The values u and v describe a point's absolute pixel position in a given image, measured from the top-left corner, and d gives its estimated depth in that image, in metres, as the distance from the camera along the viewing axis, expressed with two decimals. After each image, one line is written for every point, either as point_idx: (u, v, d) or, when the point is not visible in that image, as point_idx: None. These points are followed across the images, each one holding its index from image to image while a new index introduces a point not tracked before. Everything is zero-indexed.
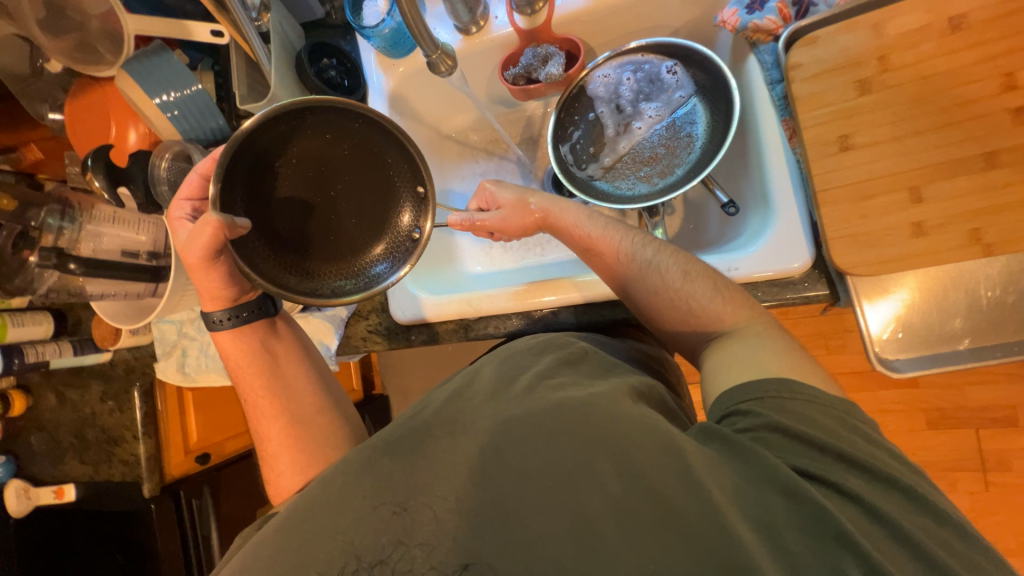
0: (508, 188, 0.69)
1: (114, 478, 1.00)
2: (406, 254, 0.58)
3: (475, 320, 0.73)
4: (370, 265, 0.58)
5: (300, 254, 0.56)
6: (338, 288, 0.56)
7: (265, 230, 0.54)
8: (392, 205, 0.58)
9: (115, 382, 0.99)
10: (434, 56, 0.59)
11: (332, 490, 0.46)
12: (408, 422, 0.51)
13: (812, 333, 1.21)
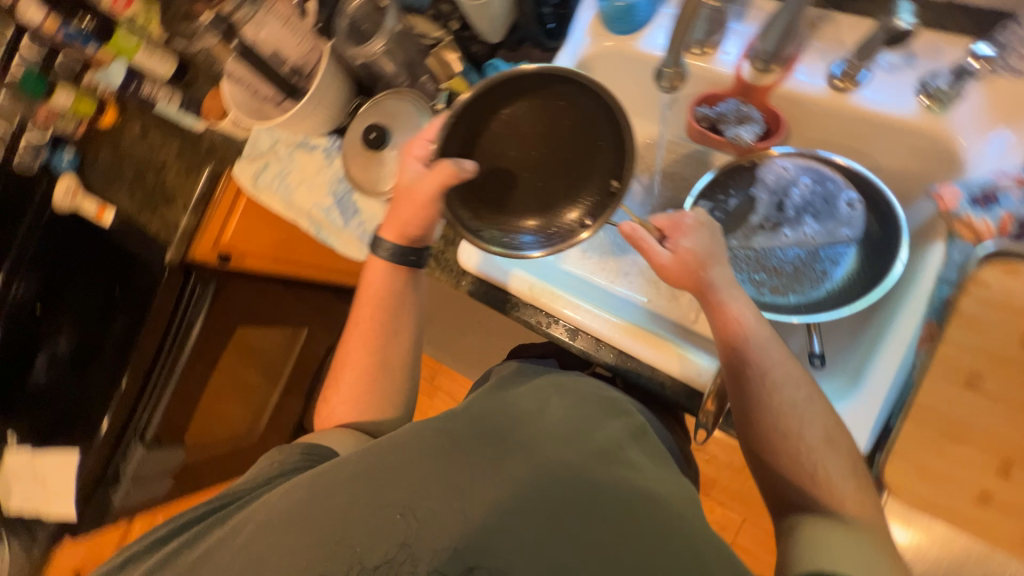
0: (701, 236, 0.60)
1: (149, 228, 1.07)
2: (568, 232, 0.66)
3: (524, 304, 0.74)
4: (528, 229, 0.68)
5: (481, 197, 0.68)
6: (497, 234, 0.67)
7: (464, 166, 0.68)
8: (572, 189, 0.68)
9: (194, 152, 1.05)
10: (667, 70, 0.61)
11: (395, 456, 0.55)
12: (479, 425, 0.59)
13: None
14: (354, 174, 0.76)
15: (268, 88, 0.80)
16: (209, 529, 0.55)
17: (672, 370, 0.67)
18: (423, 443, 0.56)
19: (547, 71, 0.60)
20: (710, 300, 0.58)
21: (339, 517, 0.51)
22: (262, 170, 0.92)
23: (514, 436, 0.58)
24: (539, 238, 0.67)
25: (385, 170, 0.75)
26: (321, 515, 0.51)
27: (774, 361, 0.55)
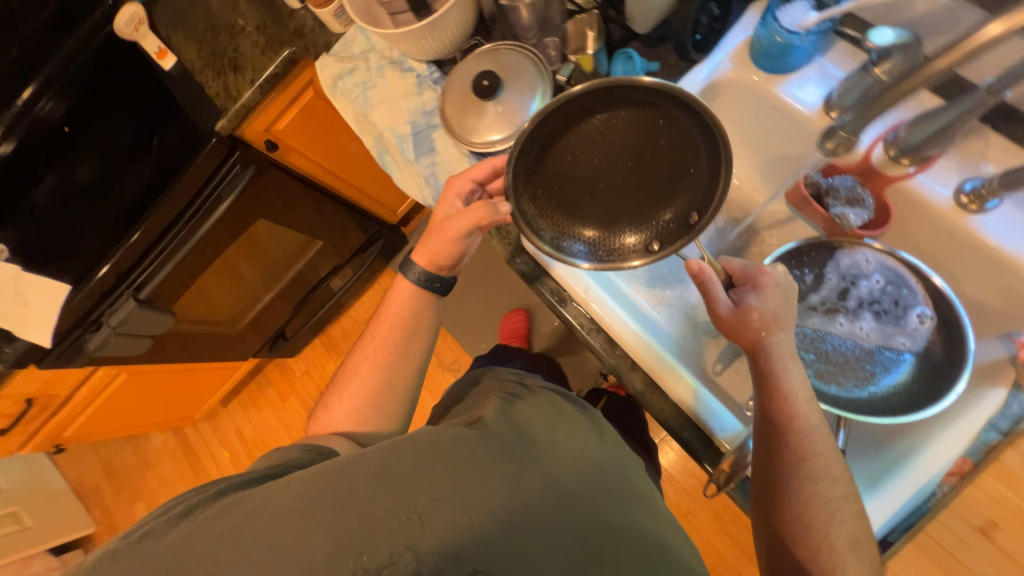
0: (773, 299, 0.58)
1: (206, 90, 1.00)
2: (627, 255, 0.62)
3: (571, 302, 0.73)
4: (589, 238, 0.63)
5: (548, 197, 0.61)
6: (557, 241, 0.62)
7: (540, 162, 0.61)
8: (645, 213, 0.62)
9: (279, 28, 0.97)
10: (842, 137, 0.62)
11: (407, 465, 0.57)
12: (486, 440, 0.62)
13: None
14: (449, 113, 0.71)
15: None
16: (230, 506, 0.54)
17: (702, 420, 0.65)
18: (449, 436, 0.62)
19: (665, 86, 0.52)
20: (763, 365, 0.58)
21: (373, 486, 0.55)
22: (345, 73, 0.88)
23: (525, 454, 0.63)
24: (599, 253, 0.63)
25: (485, 118, 0.68)
26: (358, 487, 0.55)
27: (812, 449, 0.55)
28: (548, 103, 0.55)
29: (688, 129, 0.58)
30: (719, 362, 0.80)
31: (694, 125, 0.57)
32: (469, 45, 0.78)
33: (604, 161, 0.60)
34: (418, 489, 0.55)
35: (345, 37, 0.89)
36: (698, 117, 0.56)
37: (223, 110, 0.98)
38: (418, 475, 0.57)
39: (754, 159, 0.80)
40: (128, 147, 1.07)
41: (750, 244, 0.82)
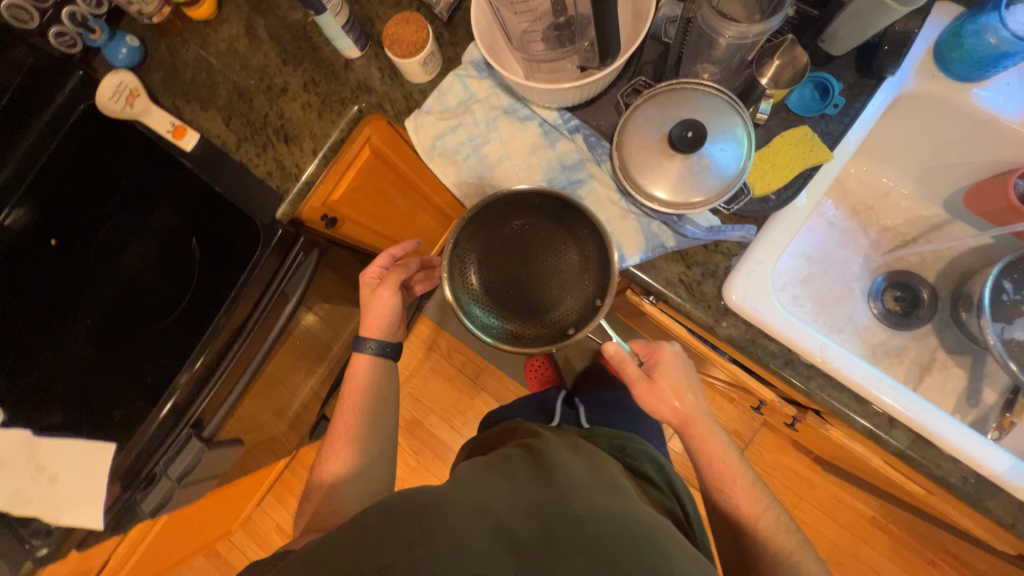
0: (677, 369, 0.68)
1: (252, 168, 0.82)
2: (545, 337, 0.59)
3: (801, 361, 0.64)
4: (514, 321, 0.60)
5: (477, 278, 0.61)
6: (483, 322, 0.60)
7: (466, 253, 0.61)
8: (561, 306, 0.60)
9: (336, 83, 0.80)
10: None
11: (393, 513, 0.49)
12: (513, 499, 0.53)
13: (827, 527, 1.36)
14: (635, 172, 0.61)
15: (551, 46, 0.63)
16: None
17: (978, 462, 0.58)
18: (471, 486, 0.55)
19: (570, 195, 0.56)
20: (695, 430, 0.68)
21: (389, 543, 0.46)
22: (448, 131, 0.74)
23: (530, 487, 0.54)
24: (519, 337, 0.60)
25: (681, 178, 0.59)
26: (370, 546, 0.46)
27: (759, 504, 0.65)
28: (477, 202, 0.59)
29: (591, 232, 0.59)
30: (908, 380, 0.77)
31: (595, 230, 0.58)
32: (618, 86, 0.67)
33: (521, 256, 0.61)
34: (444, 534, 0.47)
35: (437, 88, 0.74)
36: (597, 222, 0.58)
37: (282, 192, 0.81)
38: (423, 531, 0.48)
39: (910, 167, 0.76)
40: (174, 253, 0.93)
41: (910, 257, 0.81)
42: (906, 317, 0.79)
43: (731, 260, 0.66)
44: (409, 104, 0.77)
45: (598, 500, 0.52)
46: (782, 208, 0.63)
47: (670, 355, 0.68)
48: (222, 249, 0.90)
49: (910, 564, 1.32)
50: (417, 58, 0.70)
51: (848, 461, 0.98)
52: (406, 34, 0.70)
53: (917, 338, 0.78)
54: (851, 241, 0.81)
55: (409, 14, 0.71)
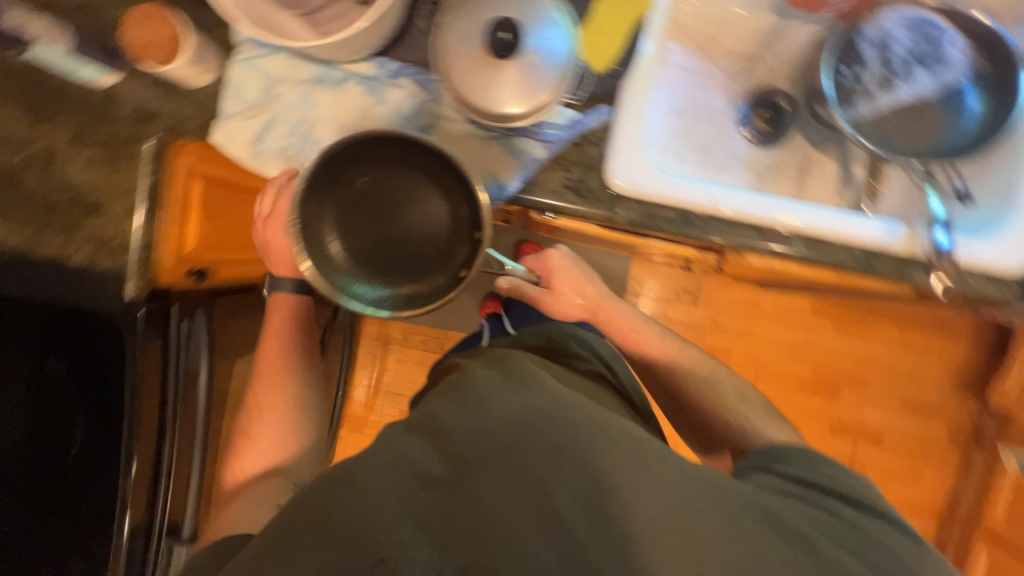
0: (567, 267, 0.82)
1: (81, 258, 0.72)
2: (441, 291, 0.52)
3: (698, 215, 0.66)
4: (400, 288, 0.53)
5: (344, 254, 0.52)
6: (366, 303, 0.52)
7: (319, 230, 0.52)
8: (446, 249, 0.53)
9: (114, 125, 0.68)
10: None
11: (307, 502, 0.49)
12: (442, 425, 0.56)
13: (782, 340, 1.55)
14: (467, 95, 0.56)
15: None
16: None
17: (851, 236, 0.65)
18: (394, 439, 0.55)
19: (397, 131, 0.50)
20: (604, 320, 0.81)
21: (326, 512, 0.48)
22: (263, 129, 0.63)
23: (458, 411, 0.57)
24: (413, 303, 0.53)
25: (517, 84, 0.55)
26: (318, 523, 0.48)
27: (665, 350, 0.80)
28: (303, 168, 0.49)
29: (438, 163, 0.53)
30: (794, 188, 0.82)
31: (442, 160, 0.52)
32: (416, 9, 0.61)
33: (379, 215, 0.53)
34: (368, 493, 0.49)
35: (227, 84, 0.63)
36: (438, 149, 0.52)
37: None
38: (351, 493, 0.49)
39: None
40: None
41: (759, 74, 0.84)
42: (776, 131, 0.83)
43: (602, 146, 0.65)
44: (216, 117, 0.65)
45: (516, 403, 0.57)
46: (626, 75, 0.63)
47: (557, 256, 0.82)
48: (69, 365, 0.72)
49: (850, 329, 1.54)
50: (180, 56, 0.59)
51: (773, 275, 1.08)
52: (151, 34, 0.60)
53: (789, 146, 0.83)
54: (708, 79, 0.82)
55: (144, 7, 0.60)
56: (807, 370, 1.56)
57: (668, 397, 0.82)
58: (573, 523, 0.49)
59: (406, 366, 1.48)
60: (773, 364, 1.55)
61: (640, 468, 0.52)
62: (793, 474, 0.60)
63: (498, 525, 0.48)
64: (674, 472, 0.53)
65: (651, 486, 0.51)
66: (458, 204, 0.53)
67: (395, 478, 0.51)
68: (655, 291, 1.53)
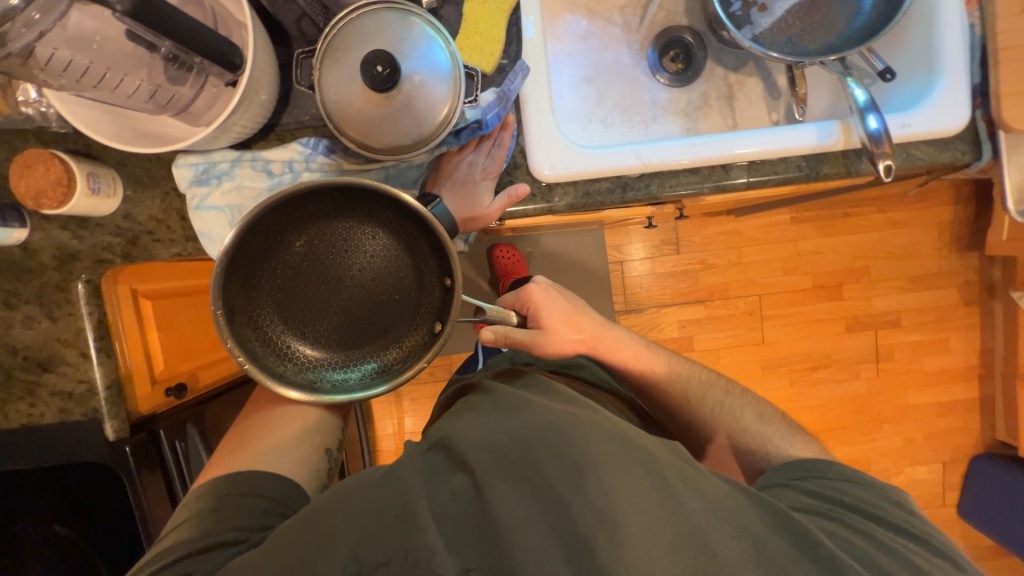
0: (552, 300, 0.77)
1: (36, 418, 0.66)
2: (422, 350, 0.46)
3: (635, 179, 0.65)
4: (373, 356, 0.46)
5: (292, 339, 0.45)
6: (337, 381, 0.45)
7: (259, 318, 0.44)
8: (413, 307, 0.46)
9: (36, 277, 0.64)
10: None
11: (339, 504, 0.52)
12: (452, 440, 0.57)
13: (773, 259, 1.54)
14: (370, 138, 0.55)
15: (181, 89, 0.50)
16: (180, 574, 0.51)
17: (799, 148, 0.64)
18: (413, 457, 0.57)
19: (330, 184, 0.43)
20: (604, 340, 0.79)
21: (334, 527, 0.50)
22: None
23: (479, 424, 0.59)
24: (393, 370, 0.46)
25: (414, 110, 0.54)
26: (324, 533, 0.49)
27: (661, 355, 0.82)
28: (224, 250, 0.42)
29: (388, 211, 0.46)
30: (726, 118, 0.81)
31: (393, 209, 0.45)
32: (290, 66, 0.59)
33: (327, 282, 0.45)
34: (378, 504, 0.51)
35: (199, 236, 0.60)
36: (386, 197, 0.45)
37: (91, 419, 0.67)
38: (360, 506, 0.51)
39: None
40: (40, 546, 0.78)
41: (656, 18, 0.82)
42: (689, 68, 0.82)
43: (519, 143, 0.64)
44: (153, 236, 0.64)
45: (535, 418, 0.59)
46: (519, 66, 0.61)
47: (539, 289, 0.76)
48: (69, 499, 0.74)
49: (835, 227, 1.52)
50: (77, 190, 0.57)
51: (741, 204, 1.06)
52: (43, 179, 0.57)
53: (709, 78, 0.82)
54: (608, 39, 0.80)
55: (25, 155, 0.57)
56: (807, 280, 1.55)
57: (664, 360, 0.82)
58: (586, 532, 0.48)
59: (422, 403, 1.47)
60: (773, 284, 1.54)
61: (651, 484, 0.51)
62: (816, 492, 0.63)
63: (506, 530, 0.48)
64: (695, 491, 0.52)
65: (663, 505, 0.50)
66: (420, 252, 0.47)
67: (413, 484, 0.52)
68: (637, 252, 1.52)
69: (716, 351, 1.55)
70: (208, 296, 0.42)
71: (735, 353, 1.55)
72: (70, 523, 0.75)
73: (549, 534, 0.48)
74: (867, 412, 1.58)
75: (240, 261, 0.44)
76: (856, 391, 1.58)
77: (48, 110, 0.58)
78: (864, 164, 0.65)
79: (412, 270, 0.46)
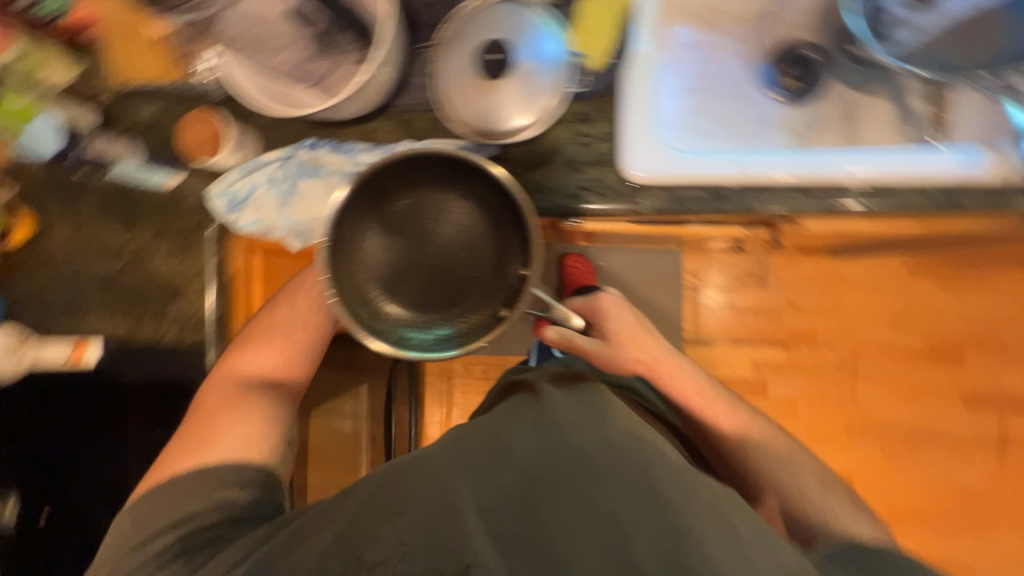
0: (619, 312, 0.82)
1: (160, 337, 0.78)
2: (485, 326, 0.52)
3: (731, 190, 0.62)
4: (439, 321, 0.51)
5: (378, 285, 0.51)
6: (404, 334, 0.51)
7: (353, 260, 0.51)
8: (487, 288, 0.52)
9: (180, 216, 0.76)
10: None
11: (377, 491, 0.54)
12: (499, 448, 0.56)
13: (876, 310, 1.37)
14: (474, 123, 0.58)
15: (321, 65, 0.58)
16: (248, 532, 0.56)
17: (941, 179, 0.58)
18: (462, 443, 0.59)
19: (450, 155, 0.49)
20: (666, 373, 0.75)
21: (368, 512, 0.51)
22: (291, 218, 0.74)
23: (526, 429, 0.59)
24: (455, 338, 0.52)
25: (519, 97, 0.56)
26: (362, 513, 0.52)
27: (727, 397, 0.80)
28: (345, 194, 0.50)
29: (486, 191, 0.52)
30: (843, 140, 0.75)
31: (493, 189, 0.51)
32: (410, 53, 0.64)
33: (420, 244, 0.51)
34: (416, 498, 0.52)
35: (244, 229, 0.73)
36: (490, 179, 0.51)
37: (202, 343, 0.78)
38: (399, 495, 0.53)
39: None
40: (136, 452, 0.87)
41: (777, 30, 0.78)
42: (808, 85, 0.76)
43: (613, 142, 0.63)
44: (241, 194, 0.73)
45: (591, 433, 0.57)
46: (624, 64, 0.61)
47: (609, 299, 0.83)
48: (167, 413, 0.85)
49: (959, 284, 1.33)
50: (225, 145, 0.69)
51: (846, 239, 0.97)
52: (204, 131, 0.71)
53: (829, 97, 0.75)
54: (722, 48, 0.78)
55: (197, 110, 0.71)
56: (916, 339, 1.36)
57: (717, 403, 0.75)
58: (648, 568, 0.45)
59: (471, 397, 1.50)
60: (873, 338, 1.37)
61: (716, 529, 0.48)
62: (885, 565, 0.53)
63: (557, 546, 0.47)
64: (766, 550, 0.48)
65: (730, 552, 0.47)
66: (507, 235, 0.52)
67: (460, 476, 0.53)
68: (715, 280, 1.43)
69: (793, 402, 1.40)
70: (319, 230, 0.49)
71: (814, 408, 1.39)
72: (165, 432, 0.86)
73: (598, 551, 0.47)
74: (977, 507, 1.33)
75: (355, 206, 0.51)
76: (966, 479, 1.34)
77: (213, 77, 0.69)
78: (1019, 202, 0.56)
79: (495, 250, 0.52)
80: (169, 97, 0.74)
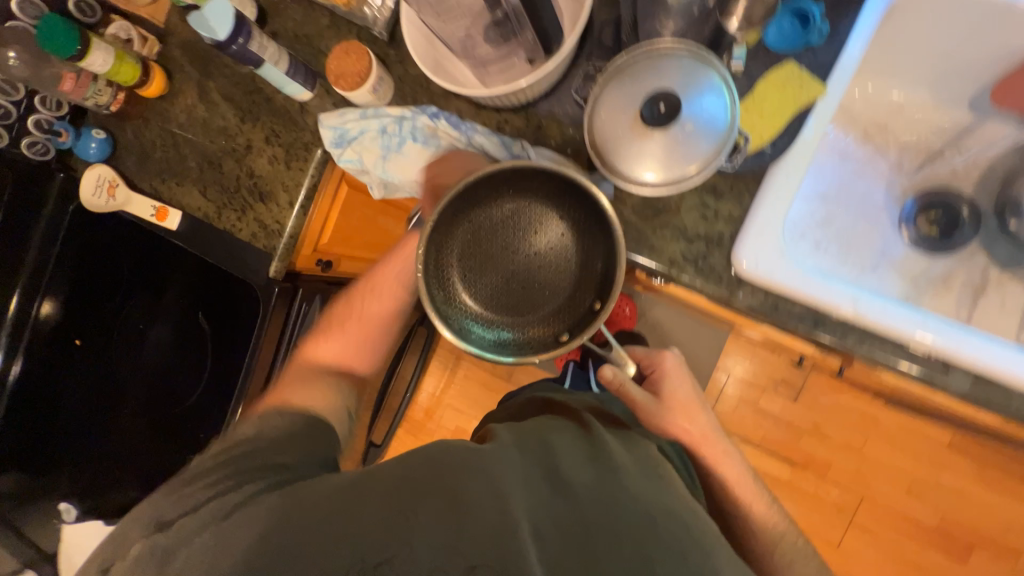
0: (679, 378, 0.77)
1: (235, 231, 0.81)
2: (542, 342, 0.54)
3: (834, 319, 0.59)
4: (502, 324, 0.55)
5: (459, 274, 0.55)
6: (467, 326, 0.54)
7: (446, 243, 0.55)
8: (554, 307, 0.55)
9: (296, 130, 0.78)
10: None
11: (416, 475, 0.51)
12: (545, 471, 0.52)
13: (899, 469, 1.31)
14: (614, 159, 0.56)
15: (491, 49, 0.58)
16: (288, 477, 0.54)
17: None
18: (505, 446, 0.54)
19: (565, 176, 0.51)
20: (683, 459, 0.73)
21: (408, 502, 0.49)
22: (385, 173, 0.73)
23: (575, 456, 0.54)
24: (510, 344, 0.55)
25: (671, 151, 0.54)
26: (402, 496, 0.49)
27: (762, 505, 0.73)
28: (461, 184, 0.52)
29: (583, 218, 0.54)
30: (961, 308, 0.70)
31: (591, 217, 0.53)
32: (573, 65, 0.63)
33: (509, 250, 0.55)
34: (458, 500, 0.48)
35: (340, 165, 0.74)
36: (592, 206, 0.53)
37: (269, 252, 0.80)
38: (441, 486, 0.50)
39: (920, 76, 0.69)
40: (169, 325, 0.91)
41: (938, 173, 0.74)
42: (947, 239, 0.72)
43: (734, 225, 0.61)
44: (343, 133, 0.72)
45: (645, 487, 0.52)
46: (780, 157, 0.58)
47: (672, 360, 0.78)
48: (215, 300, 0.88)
49: (995, 479, 1.27)
50: (364, 87, 0.68)
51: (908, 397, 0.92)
52: (349, 67, 0.68)
53: (964, 260, 0.71)
54: (872, 171, 0.75)
55: (348, 44, 0.69)
56: (928, 513, 1.29)
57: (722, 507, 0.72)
58: None
59: (472, 385, 1.52)
60: (884, 494, 1.31)
61: None
62: None
63: None
64: None
65: None
66: (589, 265, 0.55)
67: (506, 488, 0.49)
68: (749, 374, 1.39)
69: None
70: (428, 211, 0.52)
71: None
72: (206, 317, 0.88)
73: None
74: None
75: (464, 198, 0.54)
76: None
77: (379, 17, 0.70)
78: None
79: (572, 277, 0.55)
80: (331, 18, 0.76)
